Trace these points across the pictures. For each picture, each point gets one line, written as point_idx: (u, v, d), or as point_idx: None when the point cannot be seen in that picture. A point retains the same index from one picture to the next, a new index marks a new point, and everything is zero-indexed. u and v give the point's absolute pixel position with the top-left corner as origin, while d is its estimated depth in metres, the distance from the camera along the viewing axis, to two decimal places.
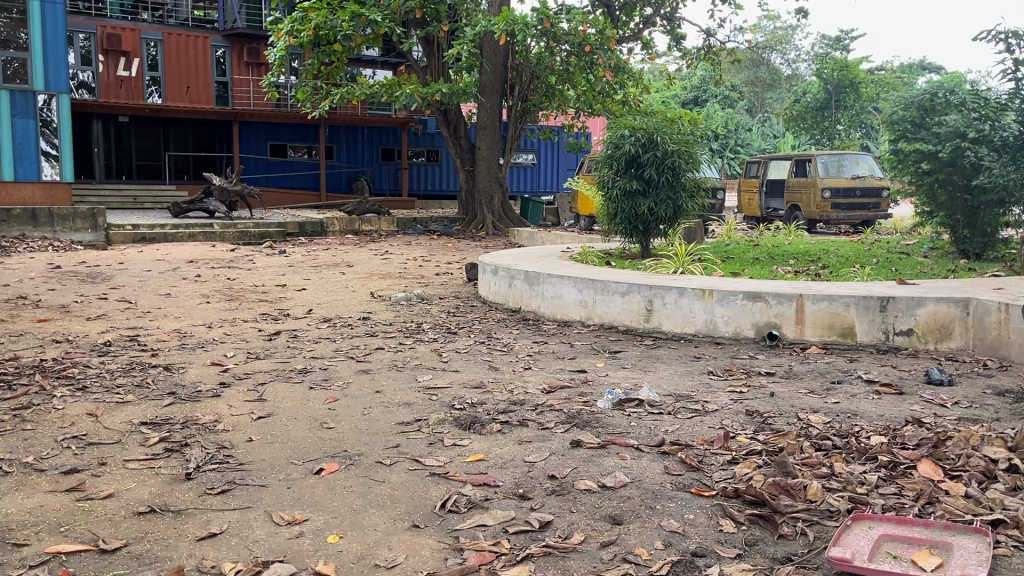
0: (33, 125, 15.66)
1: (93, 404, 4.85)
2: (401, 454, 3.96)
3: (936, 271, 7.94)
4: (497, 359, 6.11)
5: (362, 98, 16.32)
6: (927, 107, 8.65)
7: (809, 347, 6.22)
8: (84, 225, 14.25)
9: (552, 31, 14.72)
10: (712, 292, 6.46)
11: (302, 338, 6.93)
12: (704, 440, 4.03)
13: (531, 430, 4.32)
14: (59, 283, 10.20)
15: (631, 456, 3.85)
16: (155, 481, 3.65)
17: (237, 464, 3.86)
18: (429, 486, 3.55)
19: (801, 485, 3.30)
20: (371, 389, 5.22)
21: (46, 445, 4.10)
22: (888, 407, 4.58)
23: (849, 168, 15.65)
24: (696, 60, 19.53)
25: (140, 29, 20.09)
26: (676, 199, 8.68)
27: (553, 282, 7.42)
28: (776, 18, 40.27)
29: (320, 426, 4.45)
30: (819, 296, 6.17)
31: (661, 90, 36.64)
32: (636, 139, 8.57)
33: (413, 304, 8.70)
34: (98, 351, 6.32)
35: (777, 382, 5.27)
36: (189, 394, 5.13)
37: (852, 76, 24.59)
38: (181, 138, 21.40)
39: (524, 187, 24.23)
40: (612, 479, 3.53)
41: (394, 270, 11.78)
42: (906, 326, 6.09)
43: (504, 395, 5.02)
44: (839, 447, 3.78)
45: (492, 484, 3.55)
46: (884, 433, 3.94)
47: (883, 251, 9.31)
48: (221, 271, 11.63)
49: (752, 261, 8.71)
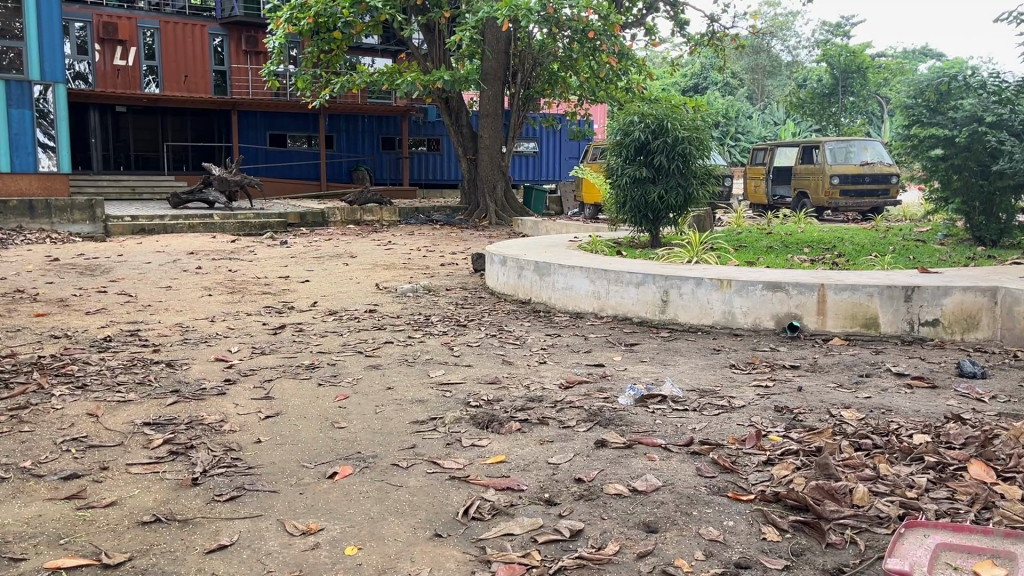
0: (29, 116, 15.43)
1: (94, 403, 4.66)
2: (418, 456, 3.76)
3: (955, 259, 7.77)
4: (511, 353, 5.92)
5: (362, 86, 16.02)
6: (943, 91, 8.43)
7: (831, 338, 6.02)
8: (82, 217, 14.04)
9: (555, 17, 14.38)
10: (731, 282, 6.25)
11: (308, 332, 6.74)
12: (735, 439, 3.85)
13: (552, 429, 4.13)
14: (57, 276, 10.00)
15: (659, 457, 3.66)
16: (160, 487, 3.46)
17: (246, 468, 3.67)
18: (450, 491, 3.36)
19: (845, 489, 3.11)
20: (382, 386, 5.03)
21: (45, 449, 3.91)
22: (923, 402, 4.38)
23: (857, 154, 15.37)
24: (700, 47, 19.26)
25: (136, 17, 19.79)
26: (686, 187, 8.45)
27: (564, 272, 7.23)
28: (778, 6, 39.98)
29: (331, 426, 4.26)
30: (842, 285, 5.97)
31: (662, 78, 36.32)
32: (646, 125, 8.34)
33: (420, 295, 8.51)
34: (98, 347, 6.13)
35: (804, 376, 5.08)
36: (192, 392, 4.94)
37: (859, 61, 24.26)
38: (179, 128, 21.17)
39: (526, 176, 24.01)
40: (642, 482, 3.34)
41: (398, 260, 11.61)
42: (932, 316, 5.89)
43: (521, 392, 4.83)
44: (880, 447, 3.58)
45: (517, 489, 3.36)
46: (927, 432, 3.74)
47: (898, 238, 9.12)
48: (222, 263, 11.43)
49: (766, 250, 8.52)
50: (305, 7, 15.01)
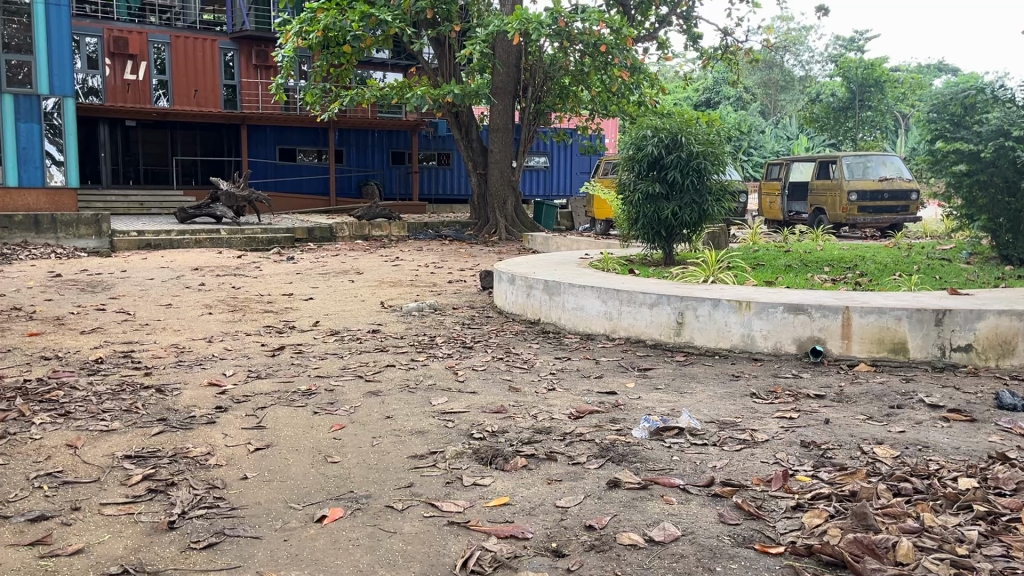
0: (38, 129, 15.29)
1: (74, 433, 4.39)
2: (415, 497, 3.47)
3: (983, 279, 7.41)
4: (518, 378, 5.61)
5: (372, 101, 15.79)
6: (968, 105, 8.05)
7: (857, 364, 5.69)
8: (88, 231, 13.85)
9: (566, 31, 14.13)
10: (750, 304, 5.94)
11: (307, 354, 6.47)
12: (759, 479, 3.53)
13: (560, 465, 3.83)
14: (57, 293, 9.78)
15: (677, 500, 3.35)
16: (133, 532, 3.17)
17: (229, 509, 3.39)
18: (447, 539, 3.07)
19: (887, 543, 2.79)
20: (381, 415, 4.73)
21: (15, 486, 3.64)
22: (963, 439, 4.06)
23: (875, 169, 15.05)
24: (713, 61, 18.97)
25: (147, 32, 19.73)
26: (701, 204, 8.13)
27: (574, 292, 6.94)
28: (791, 20, 39.80)
29: (324, 460, 3.97)
30: (868, 308, 5.64)
31: (673, 92, 36.17)
32: (659, 140, 8.06)
33: (426, 314, 8.25)
34: (87, 370, 5.87)
35: (831, 407, 4.74)
36: (181, 421, 4.66)
37: (877, 75, 23.83)
38: (189, 142, 21.08)
39: (537, 190, 23.82)
40: (660, 531, 3.03)
41: (406, 277, 11.36)
42: (964, 341, 5.53)
43: (527, 423, 4.52)
44: (922, 492, 3.27)
45: (521, 537, 3.05)
46: (973, 475, 3.41)
47: (922, 257, 8.76)
48: (226, 279, 11.20)
49: (784, 268, 8.21)
50: (314, 20, 14.87)
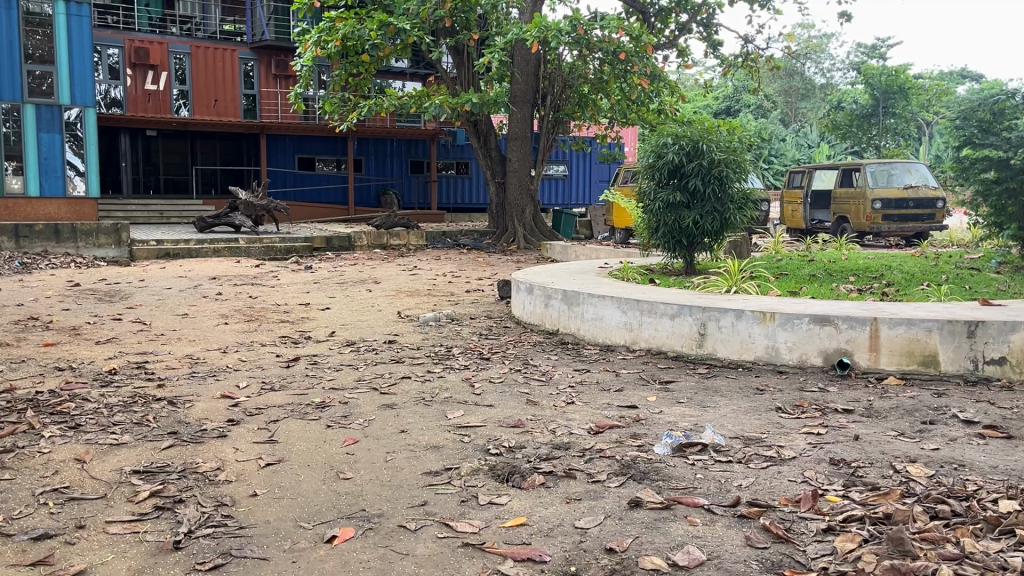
0: (59, 139, 15.34)
1: (84, 446, 4.31)
2: (428, 516, 3.35)
3: (1014, 289, 7.20)
4: (536, 392, 5.47)
5: (391, 110, 15.66)
6: (999, 111, 7.79)
7: (886, 377, 5.50)
8: (107, 241, 13.89)
9: (585, 39, 13.94)
10: (774, 315, 5.79)
11: (322, 365, 6.38)
12: (788, 499, 3.38)
13: (580, 484, 3.70)
14: (75, 302, 9.77)
15: (702, 521, 3.21)
16: (137, 552, 3.07)
17: (237, 528, 3.28)
18: (461, 560, 2.95)
19: (926, 570, 2.64)
20: (395, 429, 4.62)
21: (20, 501, 3.56)
22: (1000, 457, 3.88)
23: (900, 177, 14.78)
24: (733, 69, 18.78)
25: (167, 42, 19.84)
26: (722, 212, 7.97)
27: (594, 303, 6.81)
28: (812, 27, 39.45)
29: (335, 476, 3.86)
30: (897, 319, 5.47)
31: (693, 100, 35.96)
32: (680, 147, 7.91)
33: (443, 324, 8.13)
34: (100, 381, 5.80)
35: (859, 423, 4.57)
36: (192, 435, 4.56)
37: (901, 82, 23.48)
38: (209, 151, 21.15)
39: (556, 199, 23.71)
40: (684, 555, 2.89)
41: (423, 286, 11.25)
42: (998, 353, 5.35)
43: (546, 438, 4.39)
44: (960, 515, 3.11)
45: (539, 561, 2.92)
46: (1012, 496, 3.25)
47: (950, 266, 8.52)
48: (244, 289, 11.16)
49: (809, 278, 8.04)
50: (333, 30, 14.80)
